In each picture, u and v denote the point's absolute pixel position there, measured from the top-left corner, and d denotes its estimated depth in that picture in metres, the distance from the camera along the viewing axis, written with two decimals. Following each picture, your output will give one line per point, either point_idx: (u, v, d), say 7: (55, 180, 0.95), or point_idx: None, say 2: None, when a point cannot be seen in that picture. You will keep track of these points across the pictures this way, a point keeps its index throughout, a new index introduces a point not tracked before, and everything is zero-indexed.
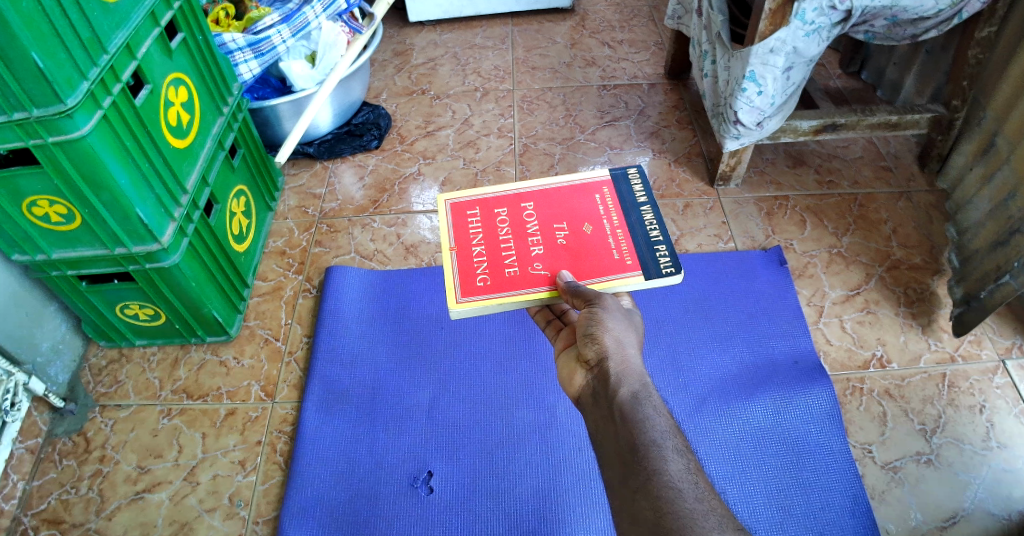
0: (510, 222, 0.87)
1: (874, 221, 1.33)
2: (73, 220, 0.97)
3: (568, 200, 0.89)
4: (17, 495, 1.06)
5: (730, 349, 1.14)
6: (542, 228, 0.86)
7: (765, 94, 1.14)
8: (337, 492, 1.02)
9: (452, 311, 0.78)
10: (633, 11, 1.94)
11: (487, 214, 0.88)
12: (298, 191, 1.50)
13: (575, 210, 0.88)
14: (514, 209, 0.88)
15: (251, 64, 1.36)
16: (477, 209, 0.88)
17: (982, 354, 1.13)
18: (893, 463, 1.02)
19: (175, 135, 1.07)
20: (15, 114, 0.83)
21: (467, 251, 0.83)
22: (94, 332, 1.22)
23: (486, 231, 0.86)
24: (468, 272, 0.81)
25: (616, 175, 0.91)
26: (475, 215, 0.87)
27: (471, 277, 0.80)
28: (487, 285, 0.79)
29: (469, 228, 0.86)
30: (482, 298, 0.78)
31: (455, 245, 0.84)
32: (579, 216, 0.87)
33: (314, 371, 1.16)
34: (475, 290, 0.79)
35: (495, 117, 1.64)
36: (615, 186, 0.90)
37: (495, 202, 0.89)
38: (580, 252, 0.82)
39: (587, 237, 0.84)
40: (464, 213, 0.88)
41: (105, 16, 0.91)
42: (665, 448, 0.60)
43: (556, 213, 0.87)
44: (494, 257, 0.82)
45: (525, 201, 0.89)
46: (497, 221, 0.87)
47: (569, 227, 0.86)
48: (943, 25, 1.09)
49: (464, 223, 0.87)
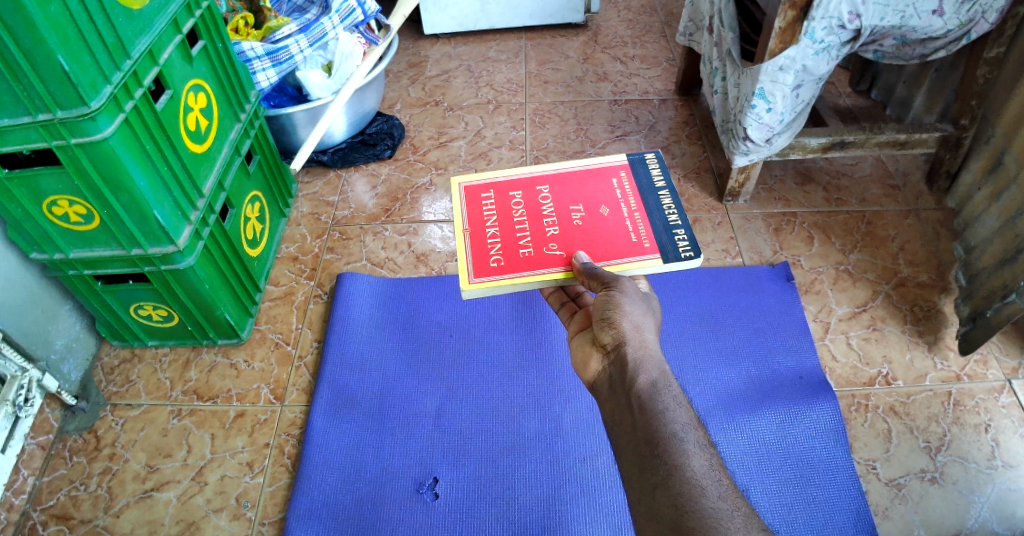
0: (524, 205, 0.88)
1: (882, 239, 1.34)
2: (92, 220, 0.99)
3: (584, 185, 0.90)
4: (28, 490, 1.08)
5: (736, 364, 1.14)
6: (556, 212, 0.87)
7: (774, 111, 1.16)
8: (344, 496, 1.03)
9: (464, 292, 0.80)
10: (645, 26, 1.97)
11: (501, 196, 0.90)
12: (312, 198, 1.52)
13: (591, 193, 0.89)
14: (529, 192, 0.90)
15: (269, 72, 1.39)
16: (491, 192, 0.90)
17: (988, 373, 1.13)
18: (896, 480, 1.02)
19: (194, 139, 1.10)
20: (40, 115, 0.85)
21: (481, 233, 0.85)
22: (106, 331, 1.24)
23: (500, 212, 0.87)
24: (482, 254, 0.82)
25: (632, 161, 0.92)
26: (489, 198, 0.89)
27: (485, 259, 0.82)
28: (501, 266, 0.81)
29: (483, 210, 0.88)
30: (495, 279, 0.79)
31: (469, 226, 0.86)
32: (595, 200, 0.89)
33: (324, 375, 1.17)
34: (488, 271, 0.80)
35: (507, 129, 1.66)
36: (632, 171, 0.91)
37: (509, 187, 0.91)
38: (594, 232, 0.84)
39: (604, 219, 0.86)
40: (478, 196, 0.90)
41: (128, 22, 0.93)
42: (687, 441, 0.61)
43: (571, 197, 0.89)
44: (508, 238, 0.84)
45: (539, 184, 0.91)
46: (511, 204, 0.89)
47: (581, 208, 0.87)
48: (952, 45, 1.11)
49: (478, 204, 0.89)
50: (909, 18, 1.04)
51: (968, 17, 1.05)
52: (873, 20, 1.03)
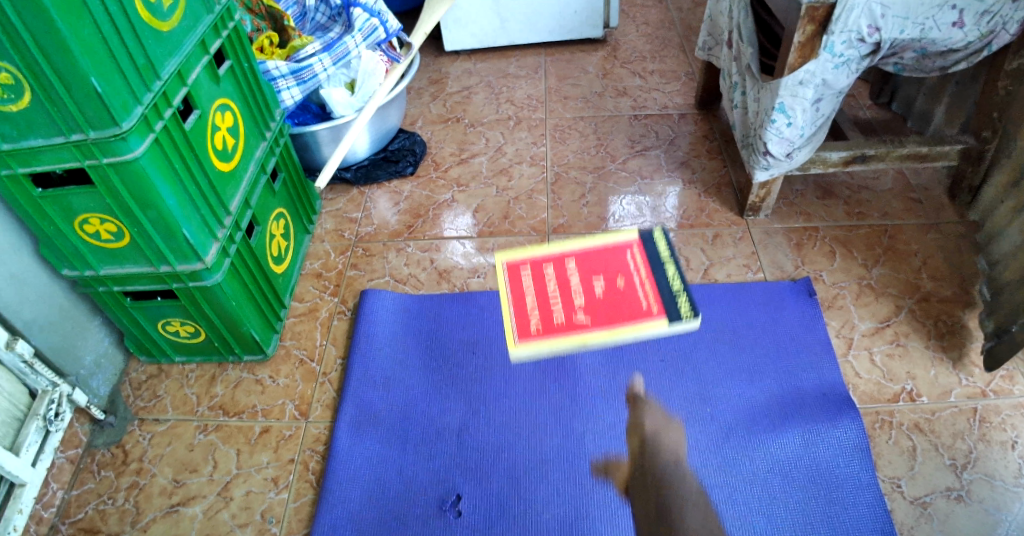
0: (556, 277, 1.07)
1: (904, 253, 1.32)
2: (122, 238, 1.01)
3: (605, 258, 1.08)
4: (57, 503, 1.09)
5: (758, 381, 1.13)
6: (580, 280, 1.06)
7: (794, 126, 1.15)
8: (369, 513, 1.03)
9: (512, 350, 1.02)
10: (664, 41, 1.97)
11: (537, 271, 1.09)
12: (335, 215, 1.54)
13: (612, 266, 1.06)
14: (559, 266, 1.09)
15: (293, 91, 1.41)
16: (529, 268, 1.10)
17: (1014, 389, 1.11)
18: (922, 498, 1.00)
19: (221, 158, 1.12)
20: (73, 135, 0.87)
21: (523, 302, 1.05)
22: (134, 347, 1.26)
23: (537, 285, 1.07)
24: (524, 319, 1.03)
25: (644, 236, 1.11)
26: (528, 273, 1.10)
27: (528, 324, 1.03)
28: (541, 330, 1.02)
29: (524, 283, 1.08)
30: (536, 341, 1.01)
31: (513, 297, 1.06)
32: (615, 271, 1.05)
33: (347, 391, 1.18)
34: (530, 335, 1.02)
35: (527, 145, 1.67)
36: (644, 246, 1.09)
37: (544, 261, 1.11)
38: (615, 302, 1.01)
39: (622, 288, 1.02)
40: (518, 272, 1.11)
41: (158, 44, 0.96)
42: None
43: (595, 270, 1.07)
44: (544, 305, 1.04)
45: (568, 259, 1.10)
46: (546, 276, 1.07)
47: (601, 278, 1.05)
48: (973, 57, 1.09)
49: (519, 279, 1.09)
50: (929, 30, 1.03)
51: (989, 29, 1.04)
52: (891, 33, 1.03)
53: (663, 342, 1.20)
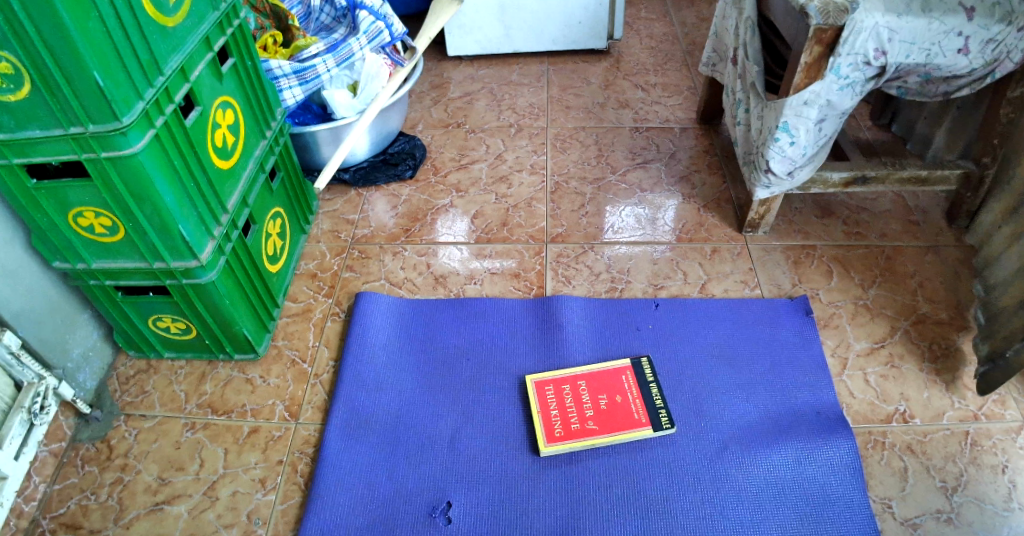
0: (573, 403, 1.12)
1: (902, 275, 1.33)
2: (116, 232, 1.01)
3: (605, 381, 1.14)
4: (38, 497, 1.08)
5: (754, 397, 1.13)
6: (583, 402, 1.12)
7: (797, 145, 1.16)
8: (358, 517, 1.02)
9: (542, 451, 1.07)
10: (667, 55, 1.98)
11: (559, 390, 1.14)
12: (332, 216, 1.54)
13: (611, 391, 1.13)
14: (574, 389, 1.14)
15: (295, 91, 1.41)
16: (552, 386, 1.14)
17: (1006, 414, 1.11)
18: (912, 519, 1.00)
19: (220, 156, 1.11)
20: (71, 128, 0.87)
21: (549, 425, 1.09)
22: (124, 342, 1.25)
23: (560, 408, 1.11)
24: (550, 428, 1.09)
25: (634, 362, 1.17)
26: (552, 391, 1.14)
27: (552, 430, 1.09)
28: (565, 435, 1.08)
29: (549, 401, 1.12)
30: (564, 443, 1.07)
31: (541, 415, 1.11)
32: (612, 395, 1.12)
33: (340, 394, 1.17)
34: (557, 438, 1.08)
35: (528, 154, 1.67)
36: (634, 371, 1.16)
37: (563, 379, 1.15)
38: (615, 421, 1.09)
39: (617, 411, 1.10)
40: (544, 388, 1.14)
41: (162, 40, 0.95)
42: None
43: (598, 393, 1.13)
44: (565, 424, 1.09)
45: (579, 380, 1.15)
46: (565, 400, 1.12)
47: (601, 398, 1.12)
48: (976, 83, 1.11)
49: (545, 395, 1.13)
50: (934, 56, 1.05)
51: (993, 57, 1.05)
52: (897, 57, 1.04)
53: (659, 356, 1.20)
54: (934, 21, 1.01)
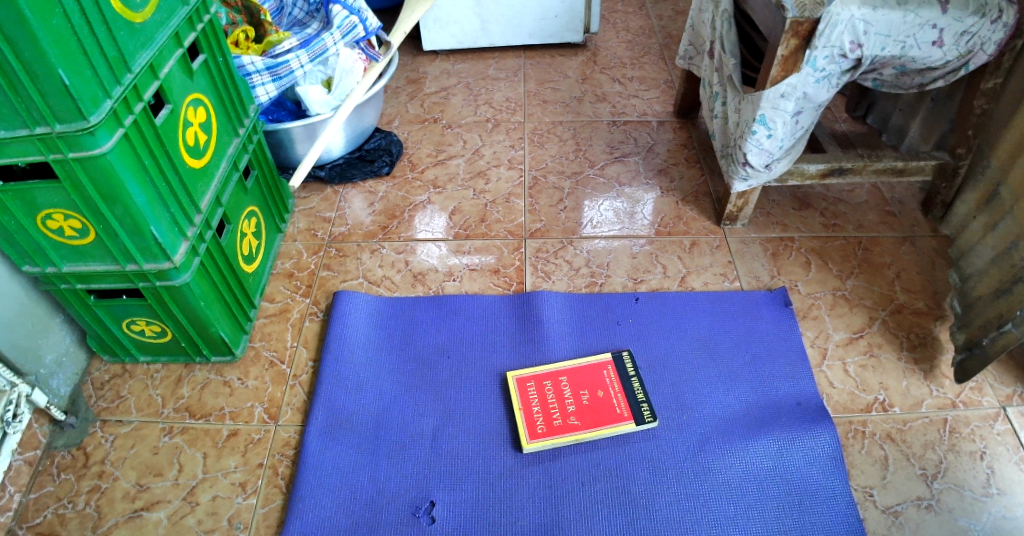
0: (555, 399, 1.12)
1: (879, 265, 1.35)
2: (86, 235, 0.98)
3: (586, 377, 1.15)
4: (13, 507, 1.06)
5: (735, 389, 1.14)
6: (565, 398, 1.12)
7: (774, 138, 1.16)
8: (339, 519, 1.01)
9: (524, 448, 1.07)
10: (644, 48, 1.98)
11: (540, 386, 1.14)
12: (308, 214, 1.52)
13: (593, 387, 1.13)
14: (556, 386, 1.14)
15: (268, 87, 1.38)
16: (535, 383, 1.15)
17: (983, 401, 1.13)
18: (893, 508, 1.01)
19: (192, 154, 1.09)
20: (37, 128, 0.84)
21: (532, 422, 1.10)
22: (98, 346, 1.22)
23: (542, 404, 1.11)
24: (533, 425, 1.09)
25: (615, 356, 1.17)
26: (534, 387, 1.14)
27: (535, 427, 1.09)
28: (548, 431, 1.08)
29: (532, 398, 1.12)
30: (547, 439, 1.07)
31: (523, 413, 1.11)
32: (594, 390, 1.13)
33: (319, 395, 1.16)
34: (540, 434, 1.08)
35: (505, 148, 1.66)
36: (616, 366, 1.16)
37: (545, 376, 1.15)
38: (597, 416, 1.09)
39: (599, 408, 1.10)
40: (526, 385, 1.14)
41: (130, 36, 0.93)
42: None
43: (580, 389, 1.13)
44: (548, 422, 1.09)
45: (560, 375, 1.15)
46: (546, 396, 1.12)
47: (583, 393, 1.12)
48: (951, 75, 1.12)
49: (527, 392, 1.13)
50: (909, 48, 1.05)
51: (967, 49, 1.06)
52: (872, 50, 1.04)
53: (640, 350, 1.20)
54: (909, 13, 1.02)
